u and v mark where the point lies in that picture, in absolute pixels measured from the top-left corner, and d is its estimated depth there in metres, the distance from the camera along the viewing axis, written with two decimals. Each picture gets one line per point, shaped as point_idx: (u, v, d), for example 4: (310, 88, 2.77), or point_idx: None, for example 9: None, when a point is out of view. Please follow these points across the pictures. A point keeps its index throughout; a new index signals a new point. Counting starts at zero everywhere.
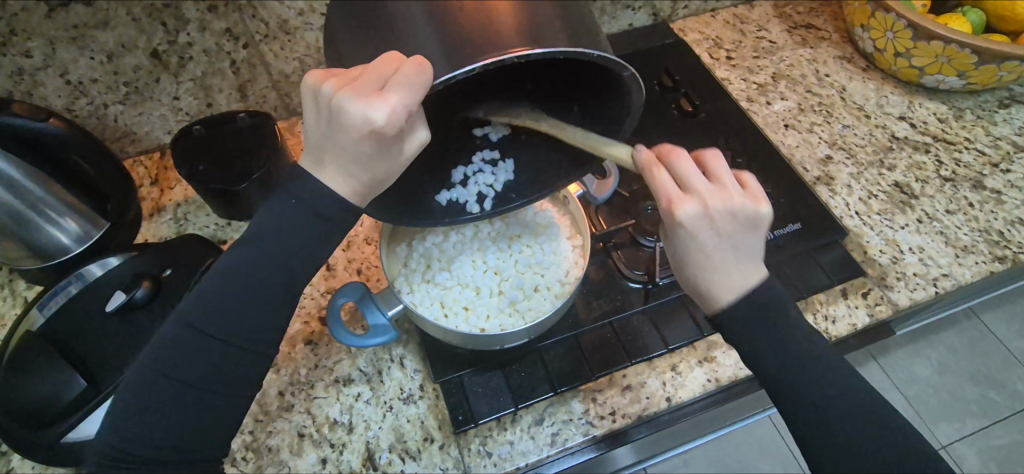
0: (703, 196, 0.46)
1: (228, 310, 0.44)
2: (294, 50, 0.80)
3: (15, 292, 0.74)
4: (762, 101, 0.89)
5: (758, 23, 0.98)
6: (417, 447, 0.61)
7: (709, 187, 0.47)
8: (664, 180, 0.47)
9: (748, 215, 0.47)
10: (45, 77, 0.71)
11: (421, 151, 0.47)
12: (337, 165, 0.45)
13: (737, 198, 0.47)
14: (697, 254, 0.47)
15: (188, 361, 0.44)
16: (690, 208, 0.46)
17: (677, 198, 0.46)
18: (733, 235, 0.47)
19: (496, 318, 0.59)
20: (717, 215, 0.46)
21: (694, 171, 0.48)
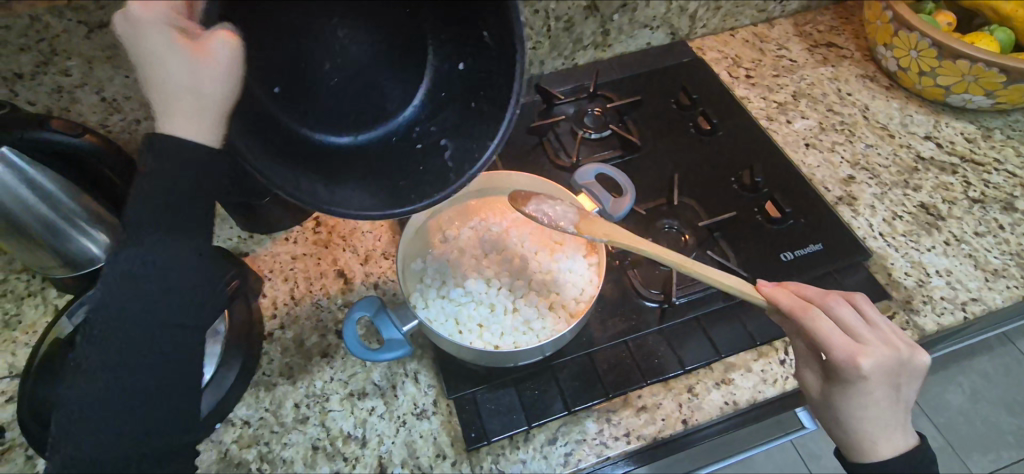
0: (887, 354, 0.52)
1: (147, 298, 0.43)
2: None
3: (46, 300, 0.77)
4: (783, 120, 0.88)
5: (778, 41, 0.98)
6: (428, 463, 0.61)
7: (877, 337, 0.53)
8: (838, 333, 0.52)
9: (914, 368, 0.54)
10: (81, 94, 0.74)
11: (225, 52, 0.41)
12: (166, 101, 0.41)
13: (906, 352, 0.53)
14: (870, 408, 0.53)
15: (122, 357, 0.43)
16: (873, 359, 0.51)
17: (859, 352, 0.51)
18: (896, 381, 0.53)
19: (510, 335, 0.58)
20: (894, 372, 0.53)
21: (856, 321, 0.54)
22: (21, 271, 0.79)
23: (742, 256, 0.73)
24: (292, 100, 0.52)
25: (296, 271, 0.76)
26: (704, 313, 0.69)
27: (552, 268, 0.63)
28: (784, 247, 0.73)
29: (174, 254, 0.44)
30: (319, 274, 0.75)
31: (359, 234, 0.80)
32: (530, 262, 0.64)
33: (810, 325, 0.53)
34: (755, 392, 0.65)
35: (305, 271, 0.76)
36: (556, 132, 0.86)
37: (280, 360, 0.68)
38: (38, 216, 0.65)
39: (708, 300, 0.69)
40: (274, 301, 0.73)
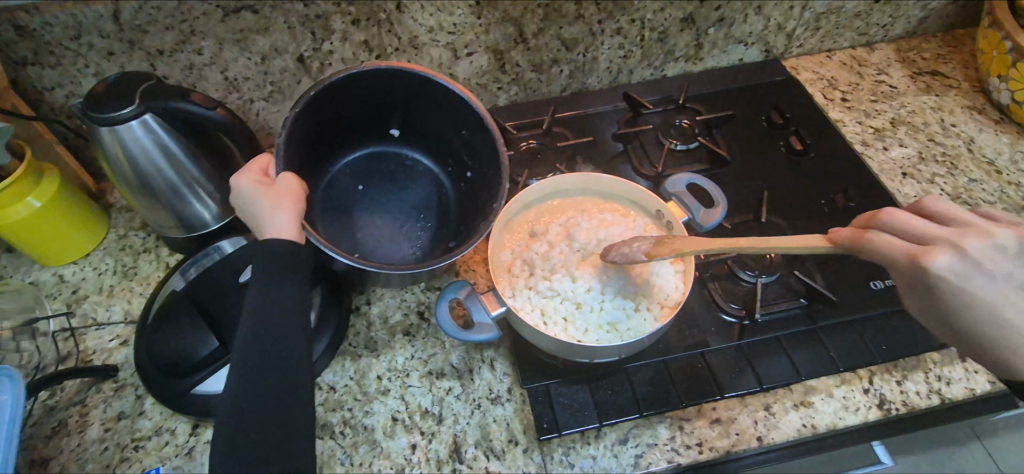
0: (964, 245, 0.49)
1: (267, 337, 0.53)
2: (419, 64, 0.86)
3: (159, 257, 0.84)
4: (879, 146, 0.85)
5: (878, 66, 0.95)
6: (501, 447, 0.63)
7: (950, 231, 0.51)
8: (892, 240, 0.51)
9: (1007, 247, 0.50)
10: (209, 73, 0.81)
11: (288, 178, 0.60)
12: (258, 225, 0.58)
13: (989, 231, 0.50)
14: (980, 307, 0.51)
15: (255, 384, 0.51)
16: (953, 258, 0.49)
17: (925, 251, 0.49)
18: (1004, 269, 0.50)
19: (594, 332, 0.60)
20: (988, 265, 0.49)
21: (921, 221, 0.52)
22: (140, 228, 0.87)
23: (831, 281, 0.71)
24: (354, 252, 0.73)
25: None
26: (786, 333, 0.68)
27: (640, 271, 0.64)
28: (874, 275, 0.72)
29: (284, 300, 0.55)
30: None
31: None
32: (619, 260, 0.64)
33: (870, 251, 0.51)
34: (836, 418, 0.64)
35: None
36: (641, 141, 0.87)
37: (366, 333, 0.72)
38: (165, 179, 0.72)
39: (791, 320, 0.68)
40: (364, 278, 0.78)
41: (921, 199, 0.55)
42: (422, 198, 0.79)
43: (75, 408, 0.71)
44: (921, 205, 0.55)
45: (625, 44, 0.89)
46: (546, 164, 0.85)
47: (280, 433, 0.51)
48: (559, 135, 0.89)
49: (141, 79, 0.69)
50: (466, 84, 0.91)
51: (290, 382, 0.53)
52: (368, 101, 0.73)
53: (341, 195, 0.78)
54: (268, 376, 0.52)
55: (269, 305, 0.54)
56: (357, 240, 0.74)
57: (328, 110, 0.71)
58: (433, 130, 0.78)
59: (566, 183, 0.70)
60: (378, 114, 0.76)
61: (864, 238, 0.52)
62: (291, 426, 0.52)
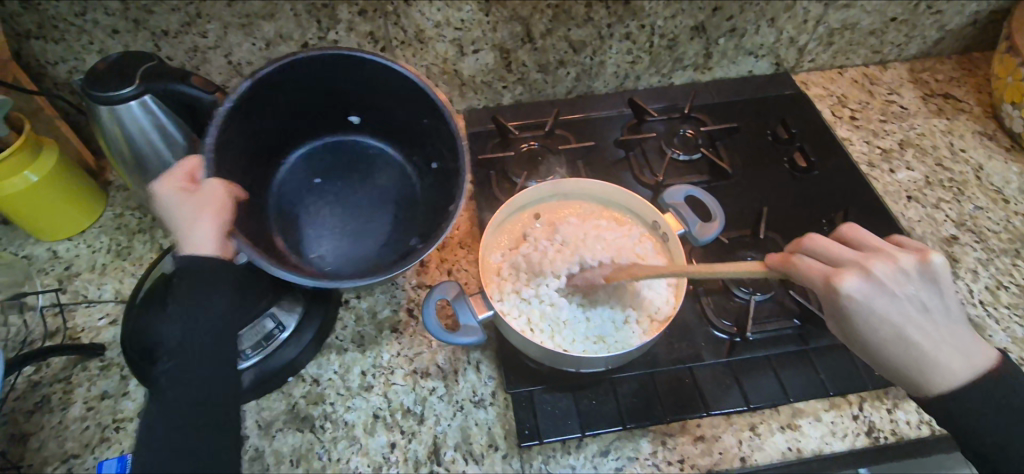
0: (866, 268, 0.50)
1: (193, 348, 0.51)
2: (424, 58, 0.85)
3: (153, 238, 0.84)
4: (885, 168, 0.84)
5: (890, 86, 0.94)
6: (480, 451, 0.62)
7: (861, 255, 0.52)
8: (810, 261, 0.52)
9: (914, 271, 0.50)
10: (212, 56, 0.80)
11: (212, 185, 0.55)
12: (180, 239, 0.54)
13: (907, 257, 0.51)
14: (898, 335, 0.50)
15: (176, 394, 0.50)
16: (861, 281, 0.50)
17: (834, 273, 0.50)
18: (918, 296, 0.50)
19: (581, 342, 0.59)
20: (895, 288, 0.50)
21: (838, 246, 0.53)
22: (136, 208, 0.87)
23: None
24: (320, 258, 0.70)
25: None
26: (777, 353, 0.67)
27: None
28: None
29: (213, 311, 0.52)
30: None
31: None
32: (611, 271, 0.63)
33: (796, 274, 0.52)
34: (822, 443, 0.63)
35: None
36: (644, 148, 0.86)
37: (353, 328, 0.72)
38: (161, 160, 0.72)
39: (783, 340, 0.67)
40: None
41: (842, 225, 0.57)
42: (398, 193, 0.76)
43: (59, 385, 0.70)
44: (845, 232, 0.56)
45: (634, 50, 0.88)
46: (546, 166, 0.84)
47: (199, 452, 0.49)
48: (560, 138, 0.88)
49: (142, 58, 0.68)
50: (471, 82, 0.90)
51: (210, 398, 0.51)
52: (327, 93, 0.71)
53: (296, 189, 0.75)
54: (190, 388, 0.50)
55: (197, 313, 0.51)
56: (313, 242, 0.71)
57: (269, 104, 0.68)
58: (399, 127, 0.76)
59: (563, 187, 0.69)
60: (331, 102, 0.73)
61: (783, 260, 0.53)
62: (195, 456, 0.49)
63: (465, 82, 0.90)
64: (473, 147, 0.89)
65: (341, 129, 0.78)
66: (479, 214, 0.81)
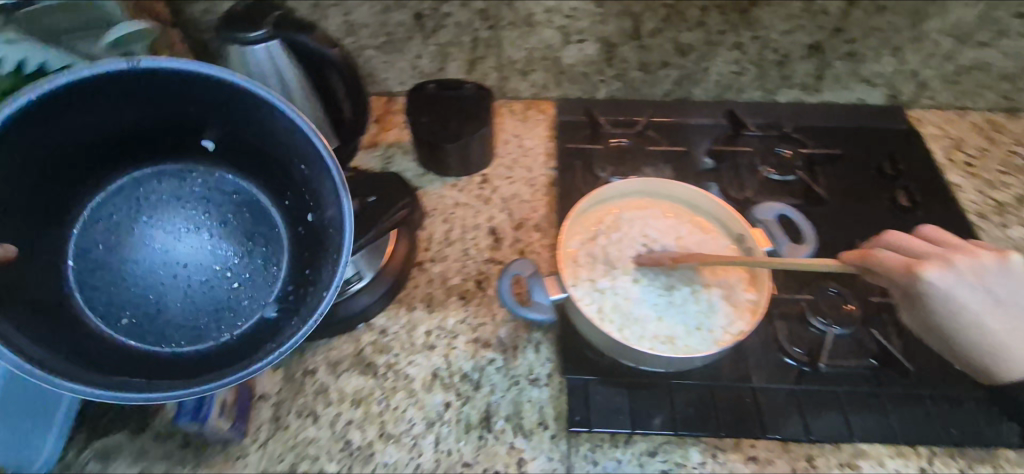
0: (947, 262, 0.52)
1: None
2: (529, 41, 0.87)
3: None
4: (996, 222, 0.78)
5: (1016, 136, 0.87)
6: (530, 427, 0.63)
7: (939, 251, 0.54)
8: (892, 256, 0.53)
9: (993, 269, 0.52)
10: (333, 14, 0.85)
11: None
12: None
13: (988, 256, 0.53)
14: (971, 323, 0.54)
15: None
16: (943, 273, 0.52)
17: (917, 262, 0.52)
18: (994, 290, 0.53)
19: (648, 340, 0.57)
20: (972, 281, 0.52)
21: (914, 241, 0.56)
22: None
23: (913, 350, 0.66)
24: (143, 330, 0.53)
25: (456, 216, 0.83)
26: (847, 390, 0.64)
27: (709, 290, 0.60)
28: None
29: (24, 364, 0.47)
30: (474, 226, 0.81)
31: (518, 200, 0.84)
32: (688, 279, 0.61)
33: (878, 272, 0.53)
34: None
35: (463, 219, 0.82)
36: (736, 162, 0.84)
37: (423, 289, 0.75)
38: None
39: (857, 379, 0.64)
40: (432, 238, 0.81)
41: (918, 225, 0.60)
42: (288, 258, 0.57)
43: None
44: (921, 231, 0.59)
45: (741, 61, 0.87)
46: (631, 164, 0.84)
47: None
48: (650, 139, 0.87)
49: (269, 7, 0.73)
50: (569, 71, 0.91)
51: None
52: (59, 105, 0.46)
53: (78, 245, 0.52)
54: None
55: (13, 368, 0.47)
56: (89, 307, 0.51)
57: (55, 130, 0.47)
58: (253, 151, 0.55)
59: (650, 186, 0.68)
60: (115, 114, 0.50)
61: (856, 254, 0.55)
62: None
63: (563, 70, 0.91)
64: (562, 135, 0.90)
65: (188, 121, 0.53)
66: (559, 201, 0.82)
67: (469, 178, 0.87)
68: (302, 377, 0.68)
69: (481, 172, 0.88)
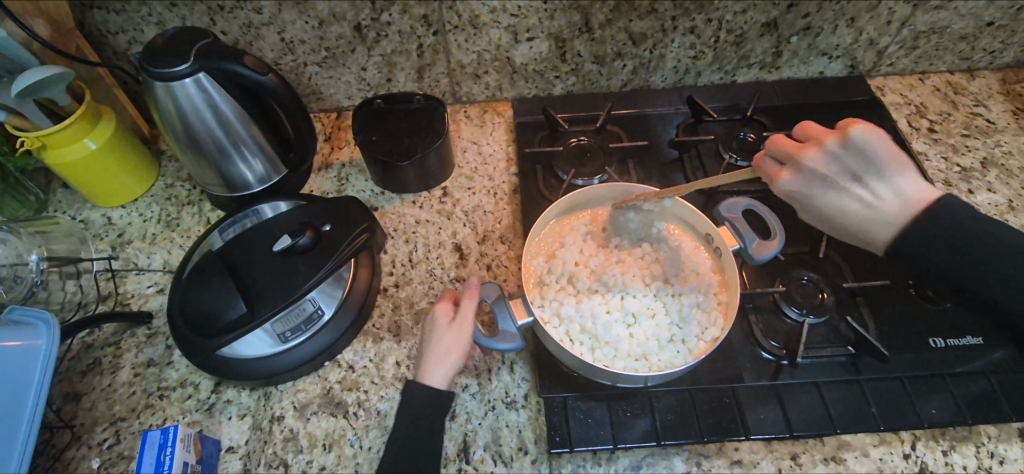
0: (819, 147, 0.58)
1: None
2: (476, 44, 0.84)
3: (201, 211, 0.85)
4: (963, 189, 0.81)
5: (977, 96, 0.90)
6: (510, 454, 0.62)
7: (814, 140, 0.60)
8: (768, 162, 0.62)
9: (871, 146, 0.57)
10: (267, 33, 0.81)
11: None
12: None
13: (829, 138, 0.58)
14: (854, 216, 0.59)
15: None
16: (785, 177, 0.60)
17: (778, 172, 0.61)
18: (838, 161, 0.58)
19: (621, 360, 0.59)
20: (841, 156, 0.58)
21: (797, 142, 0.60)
22: (186, 179, 0.89)
23: (887, 332, 0.66)
24: None
25: (418, 235, 0.80)
26: (827, 382, 0.64)
27: (682, 298, 0.63)
28: (936, 333, 0.66)
29: None
30: (437, 244, 0.79)
31: (481, 212, 0.82)
32: (661, 293, 0.64)
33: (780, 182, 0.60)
34: None
35: (425, 238, 0.80)
36: (699, 151, 0.83)
37: (390, 316, 0.73)
38: (214, 138, 0.73)
39: (835, 368, 0.64)
40: (394, 260, 0.78)
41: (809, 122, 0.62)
42: None
43: (108, 349, 0.73)
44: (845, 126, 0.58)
45: (697, 45, 0.85)
46: (594, 163, 0.82)
47: None
48: (612, 134, 0.86)
49: (197, 36, 0.68)
50: (522, 70, 0.89)
51: None
52: None
53: None
54: None
55: None
56: None
57: None
58: None
59: (612, 191, 0.70)
60: None
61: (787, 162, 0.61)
62: None
63: (516, 69, 0.89)
64: (521, 137, 0.88)
65: None
66: (523, 209, 0.80)
67: (429, 192, 0.85)
68: (270, 425, 0.66)
69: (441, 185, 0.85)
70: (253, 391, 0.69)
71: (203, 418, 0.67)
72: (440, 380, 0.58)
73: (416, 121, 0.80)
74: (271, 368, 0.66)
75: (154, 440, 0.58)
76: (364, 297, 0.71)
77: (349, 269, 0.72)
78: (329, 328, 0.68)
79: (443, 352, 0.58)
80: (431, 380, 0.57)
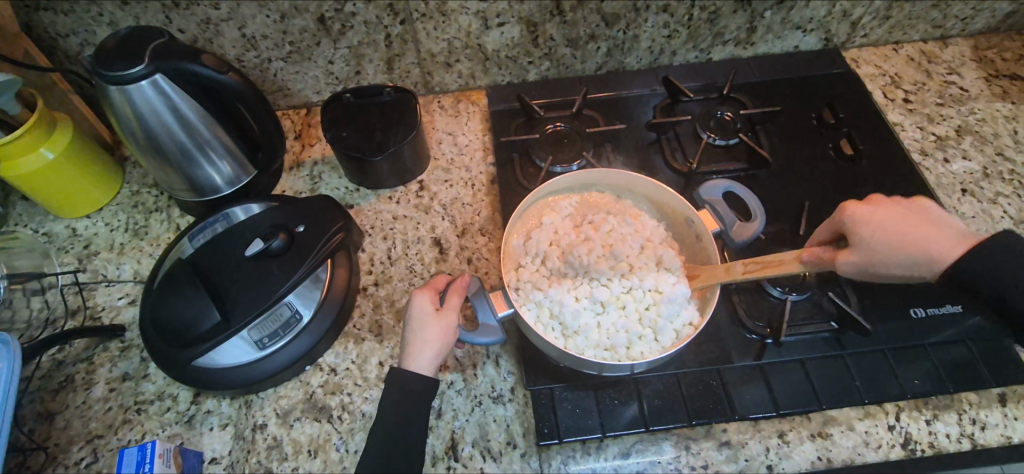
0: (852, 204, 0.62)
1: None
2: (446, 31, 0.81)
3: (170, 217, 0.83)
4: (939, 157, 0.81)
5: (950, 65, 0.90)
6: (499, 449, 0.61)
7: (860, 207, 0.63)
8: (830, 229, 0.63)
9: (941, 214, 0.59)
10: (226, 28, 0.78)
11: None
12: None
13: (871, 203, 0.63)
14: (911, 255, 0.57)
15: None
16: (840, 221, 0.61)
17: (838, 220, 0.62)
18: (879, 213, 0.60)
19: (593, 349, 0.60)
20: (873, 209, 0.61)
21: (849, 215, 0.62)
22: (153, 186, 0.86)
23: (868, 306, 0.66)
24: None
25: (396, 231, 0.78)
26: (811, 358, 0.64)
27: (658, 296, 0.62)
28: (917, 303, 0.67)
29: None
30: (416, 239, 0.78)
31: (459, 204, 0.81)
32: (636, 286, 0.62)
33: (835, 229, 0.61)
34: (854, 454, 0.61)
35: (403, 234, 0.78)
36: (676, 132, 0.82)
37: (370, 316, 0.71)
38: (176, 141, 0.70)
39: (819, 344, 0.64)
40: (373, 259, 0.76)
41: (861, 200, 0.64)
42: None
43: (79, 366, 0.71)
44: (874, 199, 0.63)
45: (671, 23, 0.84)
46: (571, 149, 0.81)
47: None
48: (589, 119, 0.85)
49: (151, 35, 0.65)
50: (494, 56, 0.87)
51: None
52: None
53: None
54: None
55: None
56: None
57: None
58: None
59: (590, 175, 0.69)
60: None
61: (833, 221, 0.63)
62: None
63: (488, 56, 0.86)
64: (497, 126, 0.86)
65: None
66: (501, 199, 0.79)
67: (406, 187, 0.83)
68: (252, 433, 0.65)
69: (417, 179, 0.83)
70: (233, 400, 0.67)
71: (183, 431, 0.66)
72: (424, 367, 0.57)
73: (387, 114, 0.77)
74: (246, 374, 0.65)
75: (131, 458, 0.56)
76: (341, 300, 0.69)
77: (326, 271, 0.70)
78: (305, 332, 0.67)
79: (421, 341, 0.58)
80: (414, 367, 0.57)
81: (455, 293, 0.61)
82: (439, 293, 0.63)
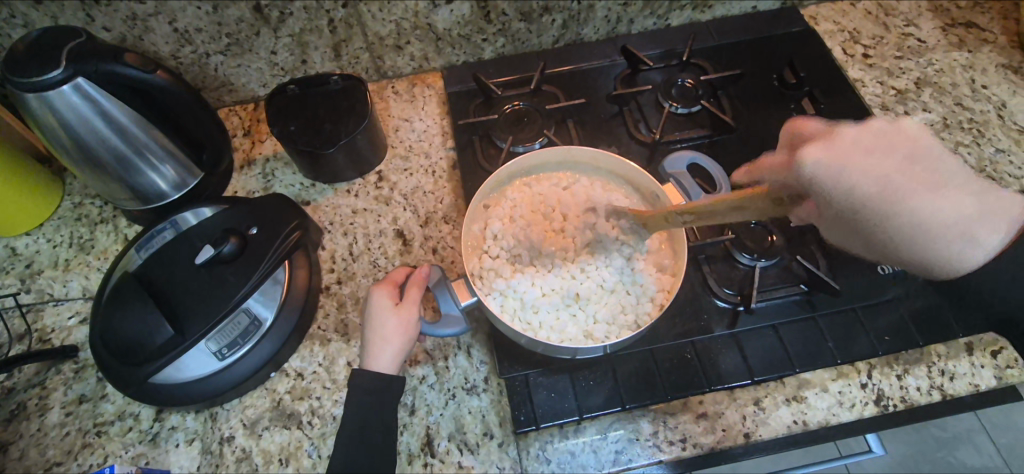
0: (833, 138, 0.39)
1: None
2: (392, 12, 0.77)
3: (116, 228, 0.79)
4: (900, 111, 0.81)
5: (907, 17, 0.89)
6: (475, 441, 0.60)
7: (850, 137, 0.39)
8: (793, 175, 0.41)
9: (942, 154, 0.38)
10: (155, 24, 0.72)
11: None
12: None
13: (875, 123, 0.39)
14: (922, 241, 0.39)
15: None
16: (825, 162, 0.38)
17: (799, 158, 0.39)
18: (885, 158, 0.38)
19: (563, 335, 0.59)
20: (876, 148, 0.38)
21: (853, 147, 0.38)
22: (96, 196, 0.81)
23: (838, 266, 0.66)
24: None
25: (357, 226, 0.76)
26: (784, 322, 0.64)
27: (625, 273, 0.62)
28: None
29: None
30: (378, 232, 0.75)
31: (420, 193, 0.78)
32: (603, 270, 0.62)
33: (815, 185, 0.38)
34: (829, 415, 0.61)
35: (365, 227, 0.76)
36: (638, 103, 0.80)
37: (335, 316, 0.69)
38: (110, 148, 0.65)
39: (790, 308, 0.64)
40: (334, 255, 0.74)
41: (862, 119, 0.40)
42: None
43: (29, 392, 0.67)
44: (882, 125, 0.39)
45: None
46: (532, 127, 0.78)
47: None
48: (549, 95, 0.82)
49: (64, 36, 0.60)
50: (446, 36, 0.83)
51: None
52: None
53: None
54: None
55: None
56: None
57: None
58: None
59: (551, 153, 0.67)
60: None
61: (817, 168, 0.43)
62: None
63: (440, 36, 0.83)
64: (454, 108, 0.83)
65: None
66: (464, 185, 0.76)
67: (364, 178, 0.80)
68: (220, 447, 0.63)
69: (375, 169, 0.80)
70: (198, 414, 0.65)
71: (148, 450, 0.63)
72: (387, 366, 0.56)
73: (335, 104, 0.74)
74: (209, 388, 0.62)
75: None
76: (304, 300, 0.67)
77: (284, 271, 0.67)
78: (266, 338, 0.64)
79: (382, 340, 0.56)
80: (377, 367, 0.56)
81: (414, 286, 0.59)
82: (399, 287, 0.61)
